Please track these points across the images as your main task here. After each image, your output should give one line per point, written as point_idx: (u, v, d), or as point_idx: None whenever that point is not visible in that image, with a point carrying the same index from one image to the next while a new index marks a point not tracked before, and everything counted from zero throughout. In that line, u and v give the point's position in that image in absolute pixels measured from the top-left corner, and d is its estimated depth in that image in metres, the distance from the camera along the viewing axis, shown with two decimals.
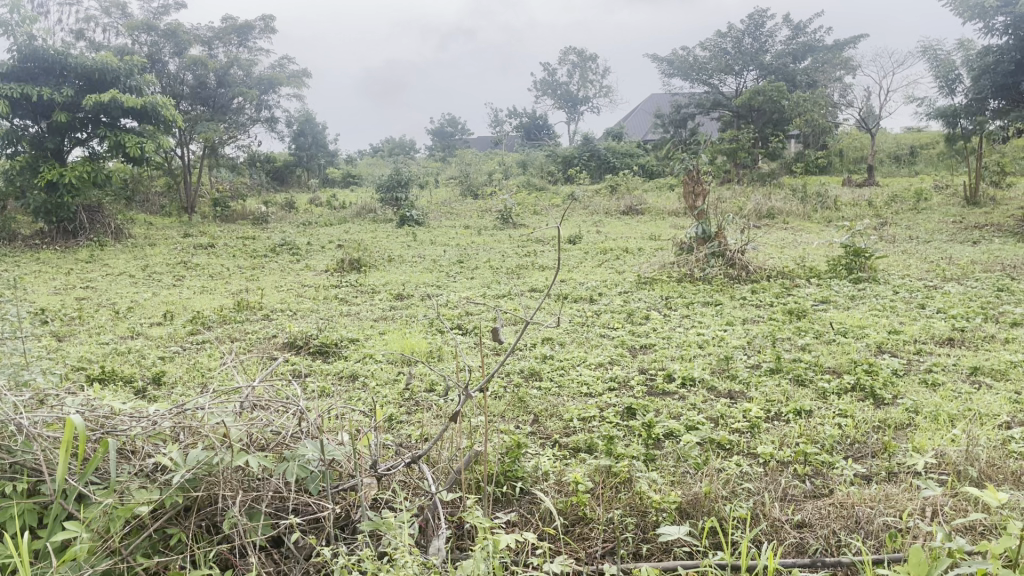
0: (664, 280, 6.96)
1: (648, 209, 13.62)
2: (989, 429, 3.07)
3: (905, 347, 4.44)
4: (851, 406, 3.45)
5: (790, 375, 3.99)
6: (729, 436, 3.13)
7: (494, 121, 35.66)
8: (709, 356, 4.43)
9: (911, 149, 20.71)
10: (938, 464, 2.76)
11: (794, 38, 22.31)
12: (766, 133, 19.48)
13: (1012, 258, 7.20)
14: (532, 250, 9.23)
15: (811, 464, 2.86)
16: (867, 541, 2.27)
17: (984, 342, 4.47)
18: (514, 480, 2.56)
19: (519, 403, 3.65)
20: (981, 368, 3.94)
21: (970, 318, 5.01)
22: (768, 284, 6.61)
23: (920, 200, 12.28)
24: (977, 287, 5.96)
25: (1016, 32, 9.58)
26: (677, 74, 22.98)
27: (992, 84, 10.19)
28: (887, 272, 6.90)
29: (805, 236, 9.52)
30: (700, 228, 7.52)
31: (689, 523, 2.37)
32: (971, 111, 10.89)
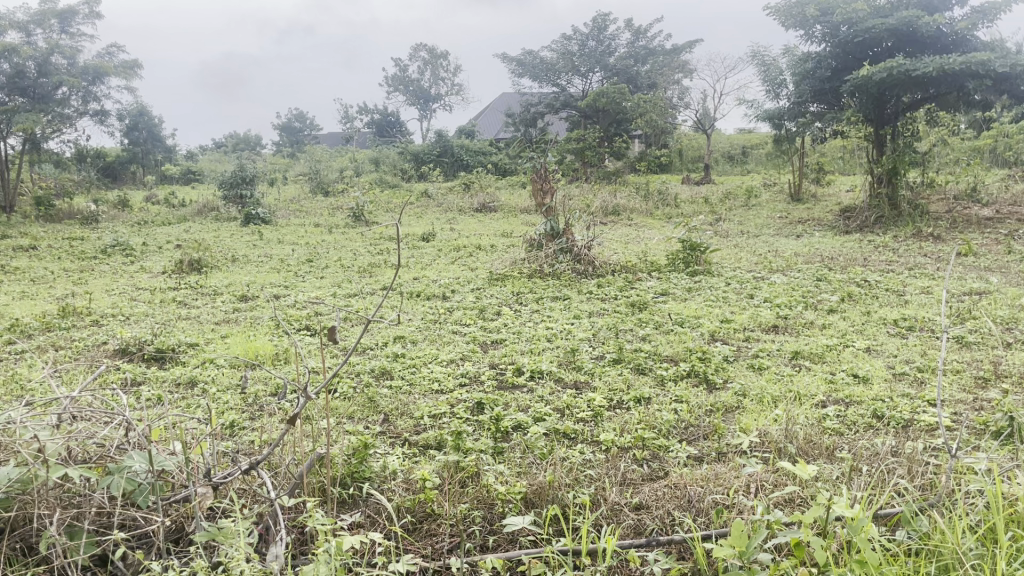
0: (515, 276, 7.08)
1: (500, 206, 13.80)
2: (807, 409, 3.33)
3: (735, 335, 4.74)
4: (687, 392, 3.65)
5: (631, 365, 4.17)
6: (573, 425, 3.24)
7: (344, 117, 34.94)
8: (556, 349, 4.56)
9: (743, 150, 22.07)
10: (762, 442, 2.96)
11: (635, 42, 23.24)
12: (610, 132, 20.22)
13: (830, 250, 7.83)
14: (384, 247, 9.13)
15: (649, 449, 3.01)
16: (699, 518, 2.40)
17: (804, 328, 4.84)
18: (361, 481, 2.52)
19: (369, 403, 3.61)
20: (801, 352, 4.26)
21: (791, 306, 5.42)
22: (612, 278, 6.88)
23: (750, 197, 13.12)
24: (799, 278, 6.44)
25: (832, 40, 10.43)
26: (527, 74, 23.39)
27: (812, 89, 11.03)
28: (719, 265, 7.33)
29: (647, 232, 9.96)
30: (549, 225, 7.72)
31: (535, 512, 2.43)
32: (794, 113, 11.64)
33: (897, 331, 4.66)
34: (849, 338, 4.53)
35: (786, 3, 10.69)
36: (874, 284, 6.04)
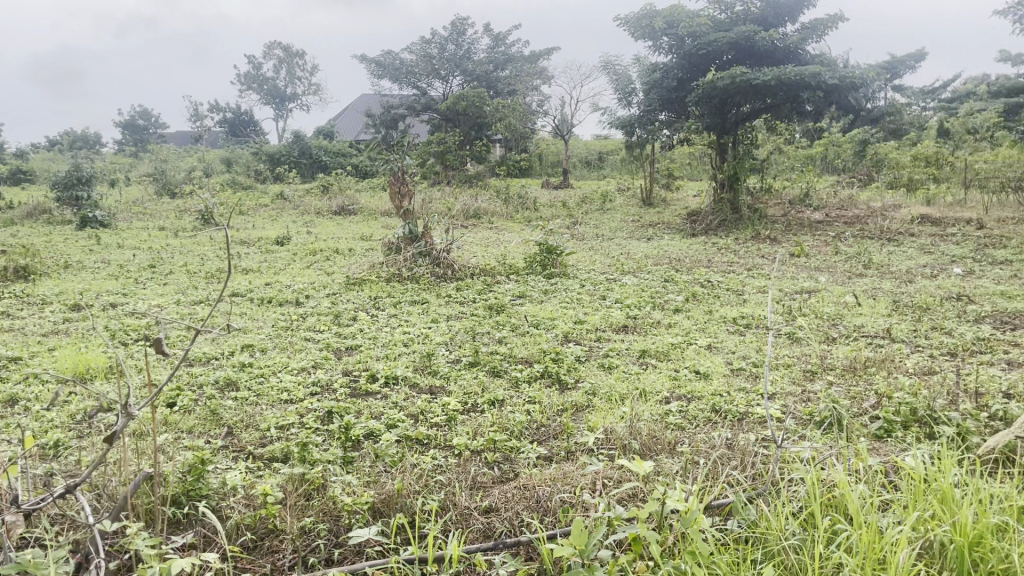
0: (373, 280, 6.97)
1: (359, 209, 13.57)
2: (652, 406, 3.45)
3: (587, 335, 4.86)
4: (539, 393, 3.71)
5: (486, 368, 4.19)
6: (425, 431, 3.22)
7: (193, 115, 33.33)
8: (412, 354, 4.51)
9: (599, 155, 22.74)
10: (608, 440, 3.03)
11: (494, 47, 23.49)
12: (471, 136, 20.33)
13: (678, 252, 8.19)
14: (235, 252, 8.76)
15: (500, 451, 3.03)
16: (546, 518, 2.43)
17: (652, 327, 5.03)
18: (198, 499, 2.40)
19: (211, 416, 3.44)
20: (648, 351, 4.42)
21: (641, 307, 5.61)
22: (471, 281, 6.90)
23: (605, 201, 13.52)
24: (649, 279, 6.69)
25: (678, 52, 10.92)
26: (386, 76, 23.13)
27: (660, 98, 11.51)
28: (575, 267, 7.50)
29: (507, 235, 10.07)
30: (407, 228, 7.65)
31: (382, 522, 2.39)
32: (643, 121, 11.98)
33: (736, 329, 4.92)
34: (692, 337, 4.73)
35: (635, 15, 11.08)
36: (716, 284, 6.35)
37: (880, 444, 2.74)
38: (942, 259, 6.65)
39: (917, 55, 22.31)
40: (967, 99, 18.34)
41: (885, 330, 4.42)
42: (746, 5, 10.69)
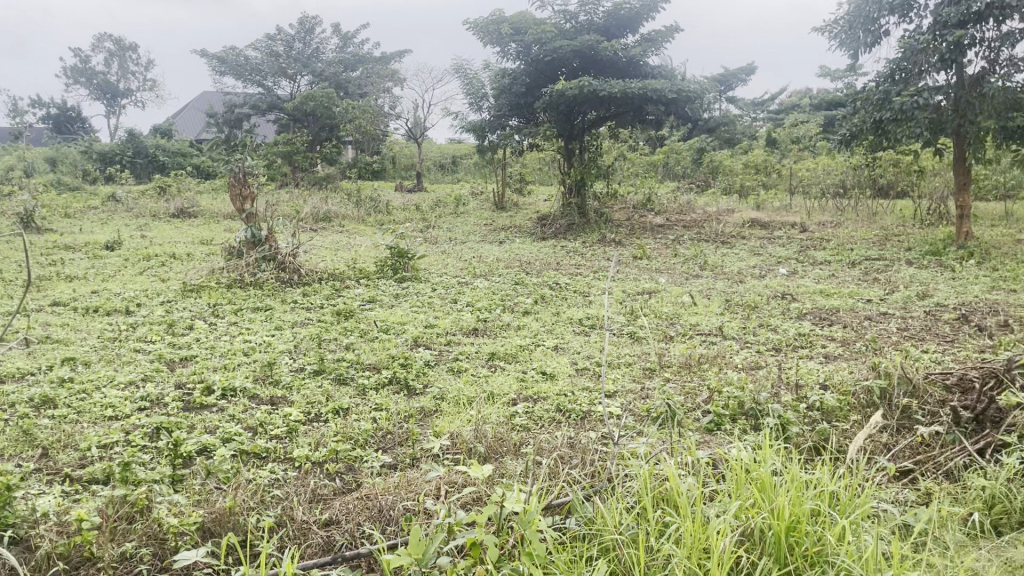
0: (212, 286, 6.62)
1: (200, 212, 12.92)
2: (499, 408, 3.45)
3: (437, 339, 4.83)
4: (386, 399, 3.64)
5: (331, 376, 4.07)
6: (264, 443, 3.08)
7: (11, 110, 30.63)
8: (252, 363, 4.32)
9: (452, 159, 22.81)
10: (453, 444, 3.00)
11: (343, 48, 23.14)
12: (321, 137, 19.85)
13: (529, 255, 8.31)
14: (58, 258, 8.10)
15: (342, 461, 2.95)
16: (388, 528, 2.38)
17: (501, 330, 5.07)
18: (1, 528, 2.18)
19: (22, 438, 3.15)
20: (496, 354, 4.43)
21: (491, 310, 5.64)
22: (319, 286, 6.71)
23: (458, 205, 13.55)
24: (499, 282, 6.75)
25: (526, 58, 11.09)
26: (229, 73, 22.16)
27: (509, 103, 11.67)
28: (426, 271, 7.45)
29: (357, 239, 9.87)
30: (249, 232, 7.32)
31: (212, 542, 2.27)
32: (494, 126, 12.12)
33: (582, 330, 5.04)
34: (540, 338, 4.80)
35: (483, 20, 11.14)
36: (564, 286, 6.50)
37: (711, 436, 2.87)
38: (771, 260, 7.11)
39: (749, 68, 23.80)
40: (792, 111, 19.74)
41: (717, 327, 4.65)
42: (590, 15, 11.03)
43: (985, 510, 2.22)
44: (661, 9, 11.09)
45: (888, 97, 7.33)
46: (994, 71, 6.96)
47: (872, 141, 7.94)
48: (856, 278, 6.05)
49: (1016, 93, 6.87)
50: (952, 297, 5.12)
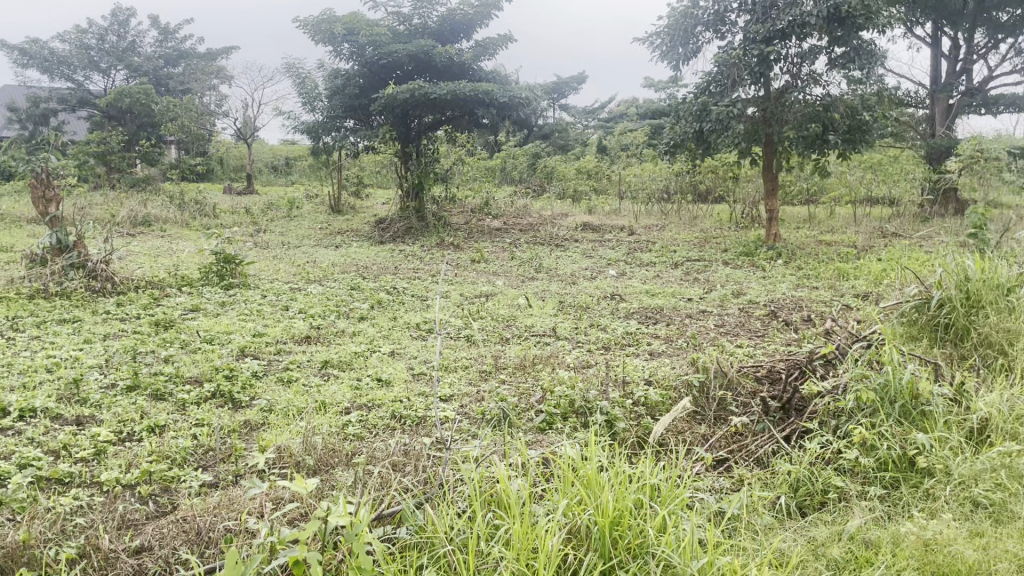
0: (11, 297, 6.01)
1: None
2: (331, 417, 3.30)
3: (266, 349, 4.61)
4: (209, 414, 3.43)
5: (147, 391, 3.78)
6: (68, 468, 2.82)
7: None
8: (56, 381, 3.94)
9: (285, 162, 22.08)
10: (280, 457, 2.85)
11: (163, 42, 22.14)
12: (140, 136, 18.63)
13: (365, 260, 8.16)
14: None
15: (157, 482, 2.75)
16: (207, 550, 2.22)
17: (335, 337, 4.92)
18: None
19: None
20: (330, 361, 4.27)
21: (324, 316, 5.47)
22: (136, 295, 6.26)
23: (291, 208, 13.11)
24: (334, 287, 6.57)
25: (359, 59, 10.83)
26: (32, 66, 20.34)
27: (343, 105, 11.30)
28: (256, 277, 7.14)
29: (181, 245, 9.32)
30: (55, 237, 6.69)
31: None
32: (328, 127, 11.73)
33: (419, 334, 4.98)
34: (375, 344, 4.69)
35: (313, 19, 10.78)
36: (400, 290, 6.41)
37: (542, 435, 2.89)
38: (601, 262, 7.35)
39: (580, 77, 24.57)
40: (620, 119, 20.60)
41: (551, 329, 4.71)
42: (423, 18, 10.99)
43: (790, 493, 2.37)
44: (493, 14, 11.25)
45: (706, 108, 7.76)
46: (797, 85, 7.55)
47: (693, 150, 8.39)
48: (678, 278, 6.37)
49: (815, 106, 7.48)
50: (763, 295, 5.50)
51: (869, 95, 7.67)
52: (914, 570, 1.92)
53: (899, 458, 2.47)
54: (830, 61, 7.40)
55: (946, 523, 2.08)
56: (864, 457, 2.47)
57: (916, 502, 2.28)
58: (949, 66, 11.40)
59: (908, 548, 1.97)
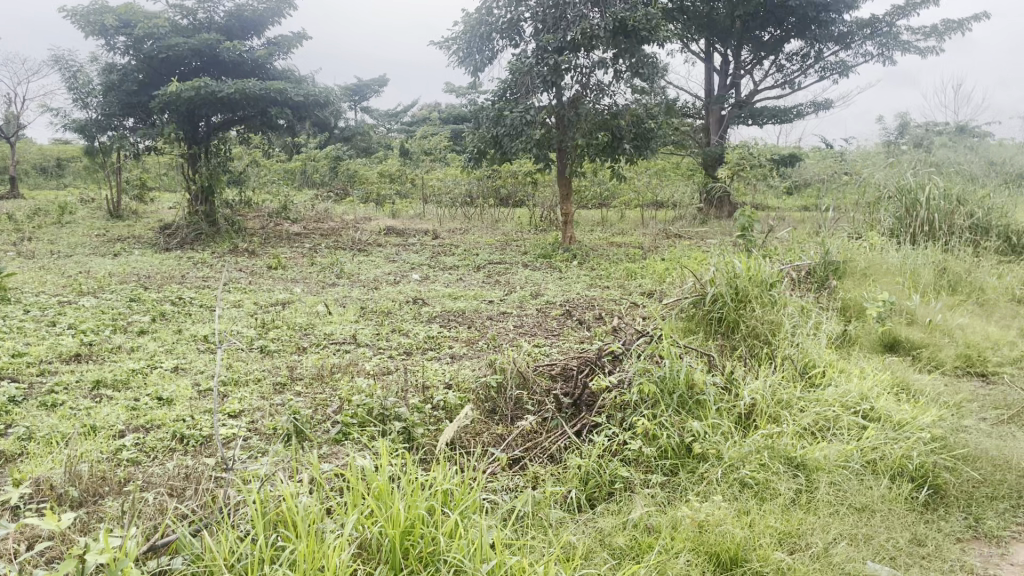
0: None
1: None
2: (100, 442, 3.00)
3: (26, 370, 4.14)
4: None
5: None
6: None
7: None
8: None
9: (57, 163, 20.12)
10: (37, 490, 2.55)
11: None
12: None
13: (148, 269, 7.58)
14: None
15: None
16: None
17: (110, 354, 4.51)
18: None
19: None
20: (103, 381, 3.90)
21: (98, 332, 5.00)
22: None
23: (63, 214, 11.95)
24: (111, 299, 6.03)
25: (136, 53, 10.02)
26: None
27: (119, 102, 10.32)
28: (18, 290, 6.41)
29: None
30: None
31: None
32: (102, 126, 10.75)
33: (207, 347, 4.68)
34: (156, 360, 4.34)
35: (82, 9, 9.90)
36: (188, 301, 6.00)
37: (335, 446, 2.77)
38: (404, 266, 7.29)
39: (381, 81, 24.36)
40: (423, 124, 20.63)
41: (351, 335, 4.51)
42: (209, 13, 10.45)
43: (581, 486, 2.43)
44: (285, 12, 10.91)
45: (502, 115, 7.89)
46: (587, 94, 7.86)
47: (491, 156, 8.49)
48: (479, 281, 6.44)
49: (604, 114, 7.83)
50: (559, 295, 5.69)
51: (653, 105, 8.17)
52: (690, 550, 2.03)
53: (678, 445, 2.62)
54: (617, 73, 7.81)
55: (717, 504, 2.23)
56: (647, 447, 2.59)
57: (692, 486, 2.43)
58: (721, 80, 12.39)
59: (685, 530, 2.09)
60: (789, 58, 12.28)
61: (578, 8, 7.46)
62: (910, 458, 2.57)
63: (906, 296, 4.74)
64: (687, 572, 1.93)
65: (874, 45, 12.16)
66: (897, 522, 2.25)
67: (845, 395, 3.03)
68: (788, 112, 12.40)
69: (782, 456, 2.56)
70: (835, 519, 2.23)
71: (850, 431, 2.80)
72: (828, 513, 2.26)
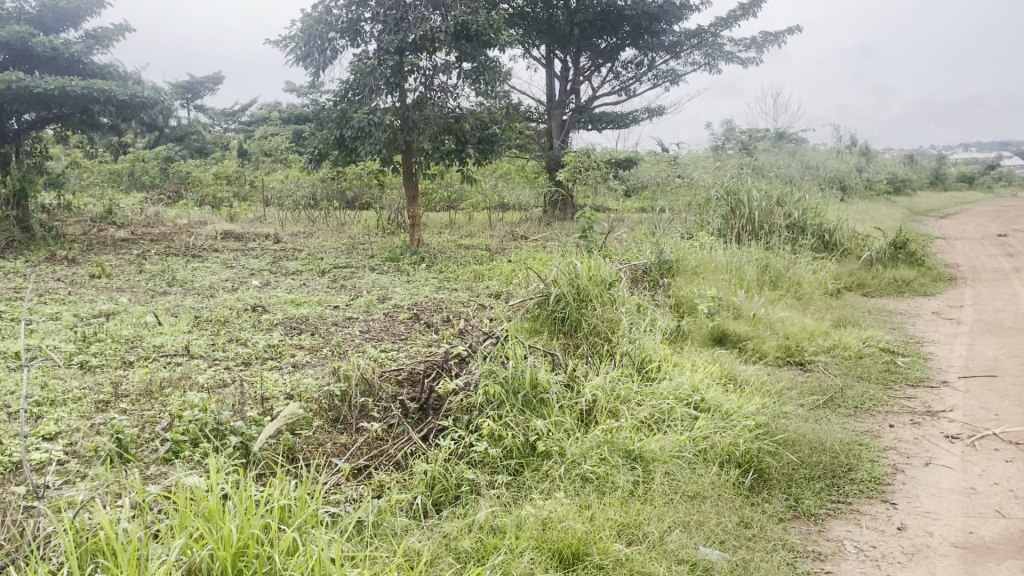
0: None
1: None
2: None
3: None
4: None
5: None
6: None
7: None
8: None
9: None
10: None
11: None
12: None
13: None
14: None
15: None
16: None
17: None
18: None
19: None
20: None
21: None
22: None
23: None
24: None
25: None
26: None
27: None
28: None
29: None
30: None
31: None
32: None
33: (18, 365, 4.27)
34: None
35: None
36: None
37: (164, 466, 2.60)
38: (243, 273, 6.98)
39: (216, 78, 23.27)
40: (263, 123, 19.88)
41: (183, 346, 4.26)
42: (17, 3, 9.61)
43: (427, 492, 2.40)
44: (106, 4, 10.21)
45: (345, 116, 7.69)
46: (431, 96, 7.83)
47: (335, 159, 8.26)
48: (323, 286, 6.28)
49: (449, 116, 7.83)
50: (405, 299, 5.63)
51: (496, 108, 8.26)
52: (533, 549, 2.05)
53: (522, 444, 2.66)
54: (460, 75, 7.84)
55: (559, 501, 2.26)
56: (492, 448, 2.61)
57: (536, 485, 2.46)
58: (561, 85, 12.70)
59: (528, 529, 2.11)
60: (625, 65, 12.78)
61: (418, 10, 7.44)
62: (737, 445, 2.73)
63: (732, 292, 5.04)
64: (530, 570, 1.95)
65: (701, 54, 12.88)
66: (726, 506, 2.38)
67: (678, 388, 3.18)
68: (624, 118, 12.90)
69: (621, 449, 2.65)
70: (668, 508, 2.33)
71: (683, 422, 2.94)
72: (662, 502, 2.36)
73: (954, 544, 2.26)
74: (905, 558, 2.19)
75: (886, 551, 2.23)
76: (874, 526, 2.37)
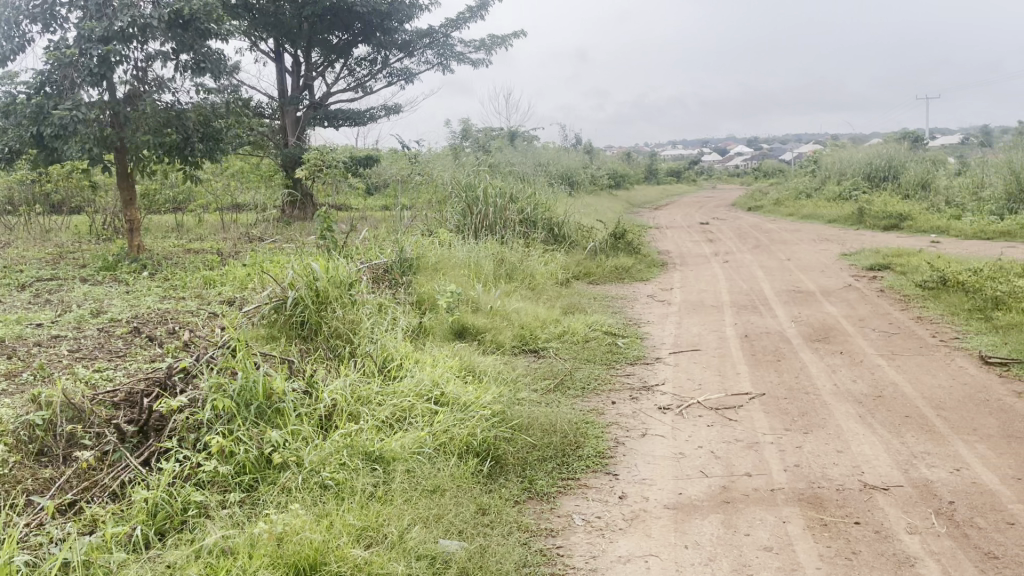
0: None
1: None
2: None
3: None
4: None
5: None
6: None
7: None
8: None
9: None
10: None
11: None
12: None
13: None
14: None
15: None
16: None
17: None
18: None
19: None
20: None
21: None
22: None
23: None
24: None
25: None
26: None
27: None
28: None
29: None
30: None
31: None
32: None
33: None
34: None
35: None
36: None
37: None
38: None
39: None
40: None
41: None
42: None
43: (147, 520, 2.21)
44: None
45: (43, 112, 6.85)
46: (144, 90, 7.23)
47: (34, 159, 7.33)
48: (24, 302, 5.58)
49: (168, 112, 7.29)
50: (123, 311, 5.16)
51: (220, 104, 7.81)
52: (268, 566, 1.96)
53: (256, 458, 2.54)
54: (178, 68, 7.31)
55: (295, 513, 2.18)
56: (222, 466, 2.46)
57: (272, 499, 2.36)
58: (293, 81, 12.31)
59: (262, 546, 2.01)
60: (359, 62, 12.67)
61: None
62: (474, 436, 2.81)
63: (470, 287, 5.19)
64: None
65: (433, 54, 13.14)
66: (464, 496, 2.44)
67: (420, 384, 3.20)
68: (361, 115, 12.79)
69: (361, 452, 2.62)
70: (408, 505, 2.34)
71: (423, 417, 2.98)
72: (402, 501, 2.36)
73: (666, 506, 2.49)
74: (625, 524, 2.38)
75: (609, 519, 2.41)
76: (600, 498, 2.56)
